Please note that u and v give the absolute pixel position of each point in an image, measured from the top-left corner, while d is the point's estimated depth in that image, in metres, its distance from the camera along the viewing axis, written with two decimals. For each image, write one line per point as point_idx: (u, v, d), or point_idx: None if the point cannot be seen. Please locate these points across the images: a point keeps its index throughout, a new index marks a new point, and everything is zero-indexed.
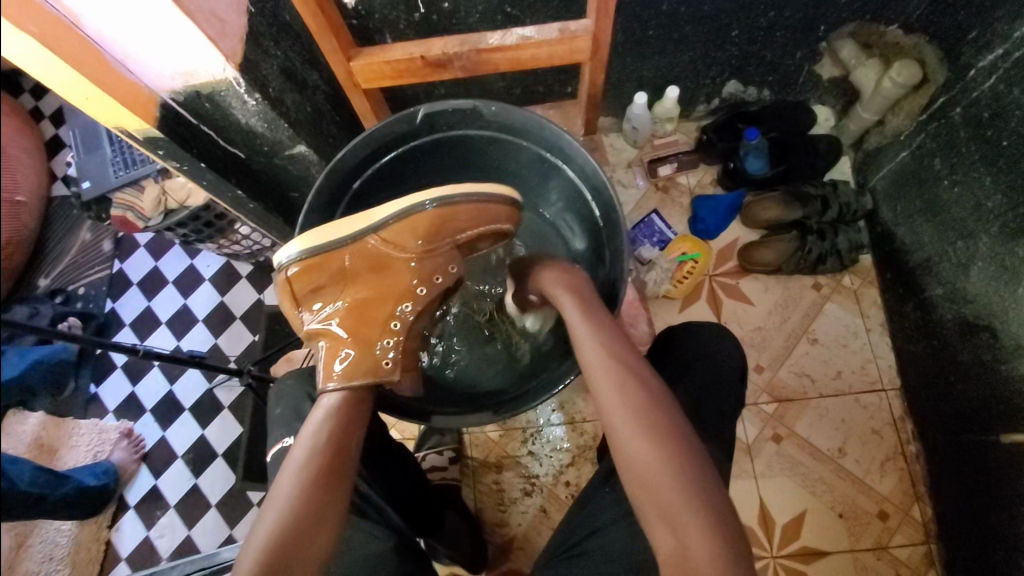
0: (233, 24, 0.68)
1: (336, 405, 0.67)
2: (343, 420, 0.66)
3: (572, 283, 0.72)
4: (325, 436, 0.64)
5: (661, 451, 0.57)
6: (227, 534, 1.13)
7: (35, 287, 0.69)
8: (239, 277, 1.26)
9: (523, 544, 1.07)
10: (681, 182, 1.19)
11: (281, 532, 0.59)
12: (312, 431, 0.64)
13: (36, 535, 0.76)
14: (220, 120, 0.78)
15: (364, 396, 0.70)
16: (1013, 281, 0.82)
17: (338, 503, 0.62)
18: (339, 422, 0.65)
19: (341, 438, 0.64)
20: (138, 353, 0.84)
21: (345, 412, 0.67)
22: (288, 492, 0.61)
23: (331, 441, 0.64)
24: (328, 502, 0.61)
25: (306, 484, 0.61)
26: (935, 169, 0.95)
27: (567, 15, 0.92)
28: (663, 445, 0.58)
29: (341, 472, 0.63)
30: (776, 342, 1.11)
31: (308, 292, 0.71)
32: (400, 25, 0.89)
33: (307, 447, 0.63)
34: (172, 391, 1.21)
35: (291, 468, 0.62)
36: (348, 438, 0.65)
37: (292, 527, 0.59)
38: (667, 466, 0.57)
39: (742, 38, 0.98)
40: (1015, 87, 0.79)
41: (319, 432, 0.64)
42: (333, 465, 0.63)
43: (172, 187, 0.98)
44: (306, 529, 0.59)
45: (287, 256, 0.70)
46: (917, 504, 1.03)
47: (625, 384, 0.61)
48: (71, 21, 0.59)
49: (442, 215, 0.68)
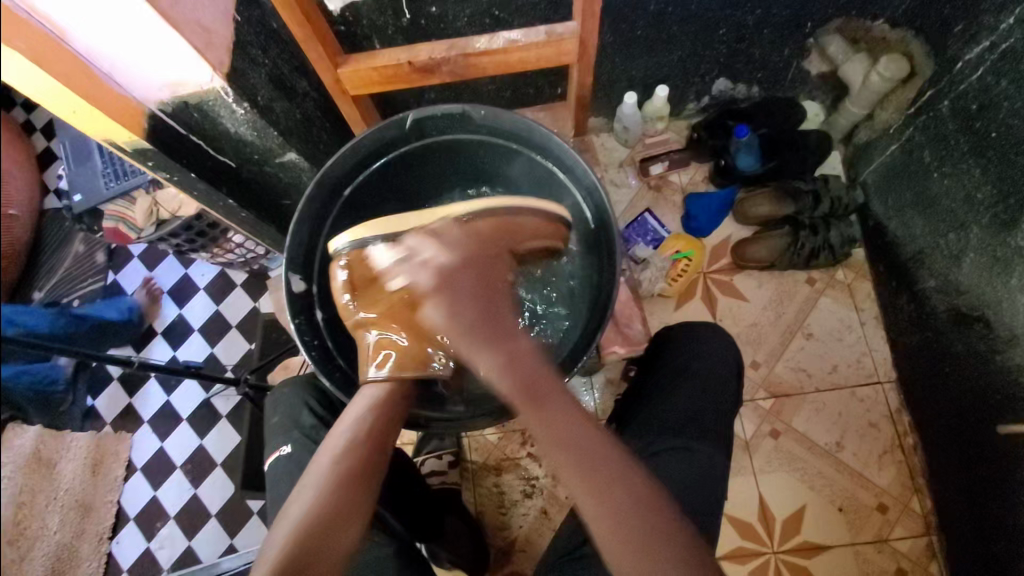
0: (219, 34, 0.68)
1: (381, 396, 0.64)
2: (383, 417, 0.63)
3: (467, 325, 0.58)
4: (363, 430, 0.62)
5: (604, 508, 0.53)
6: (229, 544, 1.14)
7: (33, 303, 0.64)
8: (234, 285, 1.27)
9: (525, 546, 1.07)
10: (673, 180, 1.19)
11: (308, 526, 0.57)
12: (350, 426, 0.62)
13: (58, 550, 0.78)
14: (209, 130, 0.78)
15: (407, 393, 0.67)
16: (1006, 272, 0.82)
17: (366, 501, 0.60)
18: (377, 420, 0.63)
19: (380, 432, 0.62)
20: (132, 364, 0.85)
21: (386, 407, 0.64)
22: (319, 483, 0.59)
23: (371, 434, 0.62)
24: (358, 500, 0.59)
25: (339, 478, 0.59)
26: (925, 161, 0.96)
27: (555, 17, 0.92)
28: (609, 502, 0.53)
29: (375, 471, 0.61)
30: (771, 337, 1.11)
31: (361, 283, 0.67)
32: (388, 31, 0.90)
33: (343, 443, 0.61)
34: (169, 403, 1.20)
35: (326, 458, 0.60)
36: (385, 437, 0.62)
37: (318, 523, 0.57)
38: (601, 498, 0.53)
39: (730, 36, 0.99)
40: (1002, 78, 0.80)
41: (359, 424, 0.62)
42: (366, 466, 0.60)
43: (163, 197, 0.99)
44: (332, 524, 0.58)
45: (342, 245, 0.68)
46: (916, 496, 1.03)
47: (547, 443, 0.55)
48: (58, 36, 0.59)
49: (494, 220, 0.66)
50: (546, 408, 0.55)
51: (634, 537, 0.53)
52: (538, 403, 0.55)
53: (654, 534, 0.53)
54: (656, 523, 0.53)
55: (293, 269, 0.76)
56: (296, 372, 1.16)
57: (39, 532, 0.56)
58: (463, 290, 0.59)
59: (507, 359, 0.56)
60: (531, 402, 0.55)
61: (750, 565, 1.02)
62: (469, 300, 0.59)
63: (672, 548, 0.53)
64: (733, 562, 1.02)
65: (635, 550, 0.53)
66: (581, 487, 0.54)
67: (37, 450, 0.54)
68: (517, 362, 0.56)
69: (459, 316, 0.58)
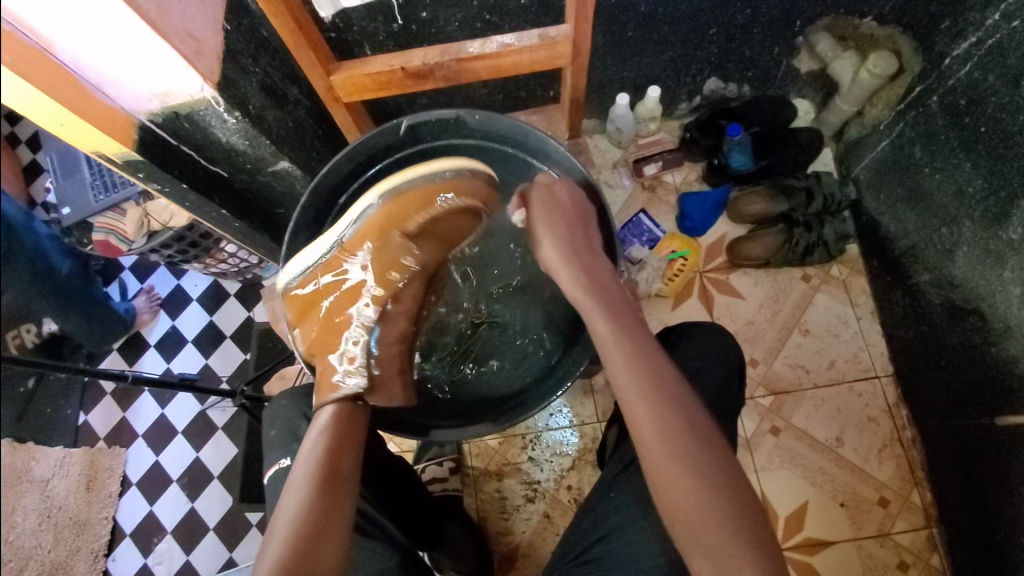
0: (209, 44, 0.67)
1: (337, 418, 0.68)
2: (336, 443, 0.66)
3: (567, 237, 0.70)
4: (324, 451, 0.64)
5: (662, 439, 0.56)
6: (228, 557, 1.12)
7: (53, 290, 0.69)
8: (227, 296, 1.26)
9: (529, 551, 1.07)
10: (667, 180, 1.19)
11: (296, 538, 0.58)
12: (304, 457, 0.64)
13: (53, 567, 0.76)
14: (200, 140, 0.77)
15: (357, 416, 0.69)
16: (999, 264, 0.83)
17: (347, 512, 0.62)
18: (329, 444, 0.65)
19: (348, 451, 0.65)
20: (126, 378, 0.83)
21: (347, 425, 0.68)
22: (296, 499, 0.61)
23: (342, 452, 0.65)
24: (336, 511, 0.61)
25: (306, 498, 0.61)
26: (915, 157, 0.96)
27: (546, 20, 0.91)
28: (665, 425, 0.57)
29: (343, 484, 0.63)
30: (768, 334, 1.12)
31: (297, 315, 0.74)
32: (379, 37, 0.89)
33: (301, 470, 0.63)
34: (163, 415, 1.19)
35: (291, 487, 0.62)
36: (342, 455, 0.65)
37: (304, 535, 0.58)
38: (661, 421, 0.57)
39: (721, 36, 0.99)
40: (990, 74, 0.81)
41: (328, 442, 0.65)
42: (331, 481, 0.62)
43: (154, 209, 0.98)
44: (315, 534, 0.59)
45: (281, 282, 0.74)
46: (916, 489, 1.03)
47: (637, 367, 0.60)
48: (43, 48, 0.58)
49: (384, 210, 0.69)
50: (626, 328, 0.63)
51: (660, 474, 0.56)
52: (597, 306, 0.65)
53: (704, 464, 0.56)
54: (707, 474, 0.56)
55: None
56: (292, 383, 1.16)
57: (26, 557, 0.55)
58: (566, 213, 0.71)
59: (589, 270, 0.68)
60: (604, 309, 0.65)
61: None
62: (575, 222, 0.71)
63: (713, 507, 0.55)
64: None
65: (685, 470, 0.56)
66: (630, 394, 0.59)
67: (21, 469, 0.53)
68: (587, 275, 0.68)
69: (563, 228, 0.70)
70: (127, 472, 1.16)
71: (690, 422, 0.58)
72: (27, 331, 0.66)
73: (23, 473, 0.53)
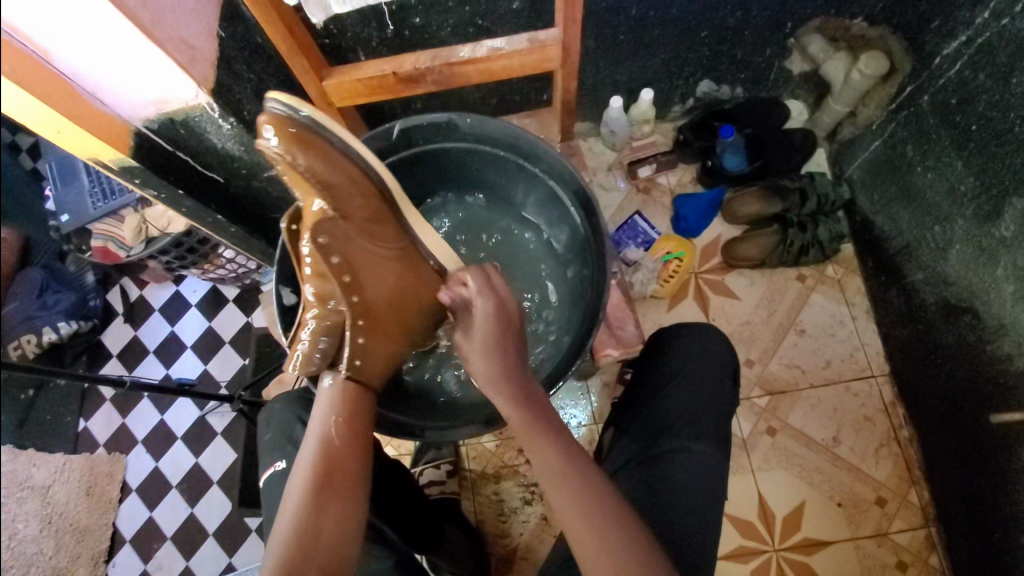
0: (204, 51, 0.69)
1: (337, 388, 0.68)
2: (350, 422, 0.66)
3: (502, 365, 0.65)
4: (334, 436, 0.65)
5: (567, 485, 0.58)
6: (227, 562, 1.13)
7: (36, 301, 0.69)
8: (226, 301, 1.24)
9: (527, 554, 1.07)
10: (660, 182, 1.19)
11: (295, 534, 0.59)
12: (311, 438, 0.65)
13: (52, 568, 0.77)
14: (195, 146, 0.78)
15: (360, 392, 0.69)
16: (992, 262, 0.83)
17: (346, 508, 0.62)
18: (335, 428, 0.65)
19: (347, 430, 0.66)
20: (125, 383, 0.81)
21: (350, 397, 0.68)
22: (297, 499, 0.61)
23: (339, 431, 0.65)
24: (334, 510, 0.61)
25: (309, 491, 0.61)
26: (908, 156, 0.97)
27: (538, 24, 0.92)
28: (570, 484, 0.58)
29: (341, 478, 0.63)
30: (763, 335, 1.12)
31: None
32: (372, 42, 0.90)
33: (308, 456, 0.64)
34: (163, 421, 1.20)
35: (296, 476, 0.63)
36: (345, 440, 0.65)
37: (302, 530, 0.60)
38: (564, 479, 0.58)
39: (712, 38, 1.00)
40: (980, 72, 0.81)
41: (326, 423, 0.65)
42: (342, 472, 0.64)
43: (152, 215, 0.96)
44: (315, 529, 0.60)
45: None
46: (914, 489, 1.03)
47: (537, 441, 0.60)
48: (40, 56, 0.58)
49: None
50: (533, 422, 0.61)
51: (576, 520, 0.57)
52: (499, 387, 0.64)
53: (602, 516, 0.56)
54: (592, 487, 0.58)
55: (283, 282, 0.78)
56: (291, 387, 1.15)
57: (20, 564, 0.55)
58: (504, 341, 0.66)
59: (503, 376, 0.64)
60: (526, 420, 0.62)
61: (752, 564, 1.02)
62: (511, 345, 0.66)
63: (616, 554, 0.55)
64: (734, 561, 1.02)
65: (576, 514, 0.56)
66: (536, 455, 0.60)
67: (13, 477, 0.54)
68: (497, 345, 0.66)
69: (498, 357, 0.65)
70: (128, 478, 1.17)
71: (594, 483, 0.58)
72: (18, 345, 0.65)
73: (15, 476, 0.54)
